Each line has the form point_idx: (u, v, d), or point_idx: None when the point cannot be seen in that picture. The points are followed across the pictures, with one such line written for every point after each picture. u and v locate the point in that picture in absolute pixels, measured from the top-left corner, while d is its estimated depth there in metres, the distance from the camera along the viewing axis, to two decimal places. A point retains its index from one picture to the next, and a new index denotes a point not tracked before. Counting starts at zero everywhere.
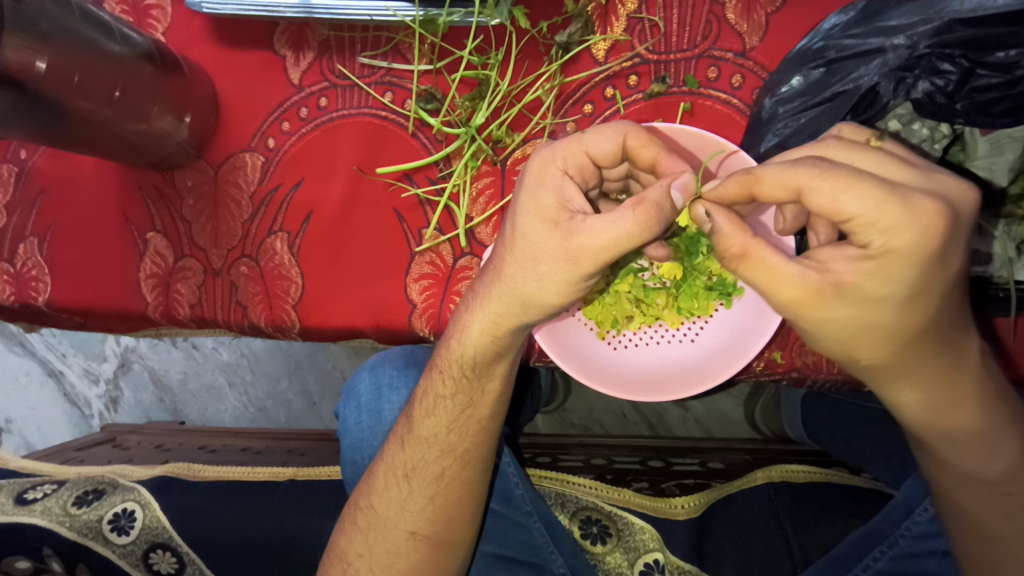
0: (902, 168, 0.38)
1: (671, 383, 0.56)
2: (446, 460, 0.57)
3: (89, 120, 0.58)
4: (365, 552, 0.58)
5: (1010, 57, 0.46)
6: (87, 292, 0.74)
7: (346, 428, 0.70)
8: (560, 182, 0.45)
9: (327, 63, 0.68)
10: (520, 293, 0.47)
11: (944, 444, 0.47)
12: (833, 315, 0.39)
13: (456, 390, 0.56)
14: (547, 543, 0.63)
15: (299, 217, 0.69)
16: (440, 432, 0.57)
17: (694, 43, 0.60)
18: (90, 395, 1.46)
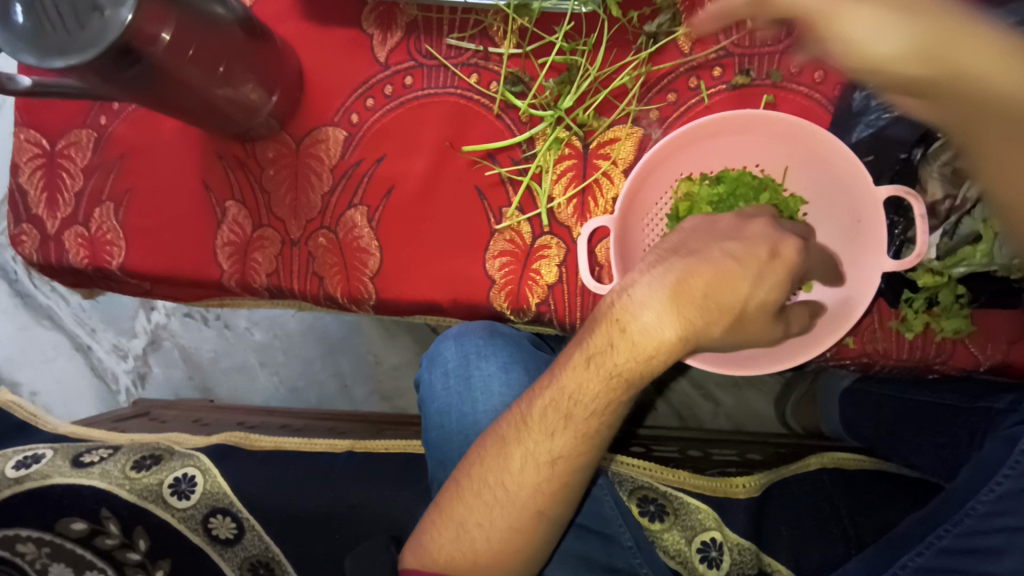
0: None
1: (776, 359, 0.56)
2: (590, 448, 0.52)
3: (192, 86, 0.60)
4: (486, 522, 0.53)
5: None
6: (162, 258, 0.75)
7: (434, 393, 0.73)
8: (766, 238, 0.47)
9: (414, 43, 0.70)
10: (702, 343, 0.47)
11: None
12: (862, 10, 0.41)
13: (578, 402, 0.50)
14: (615, 515, 0.66)
15: (380, 191, 0.71)
16: (574, 445, 0.51)
17: (779, 39, 0.62)
18: (118, 371, 1.46)
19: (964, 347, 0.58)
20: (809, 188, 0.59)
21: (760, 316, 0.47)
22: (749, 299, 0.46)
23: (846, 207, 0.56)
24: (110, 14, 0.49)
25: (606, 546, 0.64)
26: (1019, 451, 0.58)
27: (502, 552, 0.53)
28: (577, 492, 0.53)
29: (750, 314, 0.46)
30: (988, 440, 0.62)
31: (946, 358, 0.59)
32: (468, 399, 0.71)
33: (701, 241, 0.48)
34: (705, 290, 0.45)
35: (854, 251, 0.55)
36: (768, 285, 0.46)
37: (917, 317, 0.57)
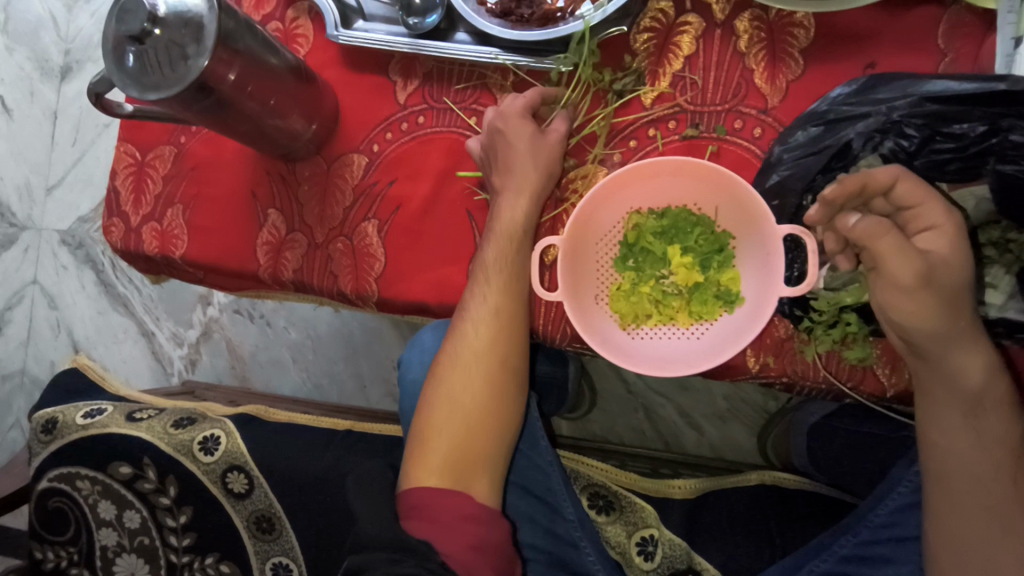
0: (932, 199, 0.58)
1: (696, 361, 0.66)
2: (494, 302, 0.72)
3: (249, 116, 0.77)
4: (452, 402, 0.74)
5: (962, 130, 0.58)
6: (214, 251, 0.91)
7: (409, 368, 0.92)
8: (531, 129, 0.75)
9: (428, 91, 0.86)
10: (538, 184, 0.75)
11: (972, 404, 0.60)
12: (926, 299, 0.57)
13: (495, 281, 0.73)
14: (561, 489, 0.79)
15: (389, 208, 0.85)
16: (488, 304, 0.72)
17: (726, 99, 0.74)
18: (173, 356, 1.66)
19: (873, 373, 0.66)
20: (736, 227, 0.69)
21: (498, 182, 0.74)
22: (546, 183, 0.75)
23: (759, 243, 0.66)
24: (191, 62, 0.66)
25: (550, 514, 0.79)
26: (914, 472, 0.68)
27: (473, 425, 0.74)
28: (502, 345, 0.74)
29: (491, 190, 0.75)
30: (896, 463, 0.72)
31: (857, 383, 0.67)
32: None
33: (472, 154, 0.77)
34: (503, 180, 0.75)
35: (764, 282, 0.65)
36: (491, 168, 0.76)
37: (826, 341, 0.66)
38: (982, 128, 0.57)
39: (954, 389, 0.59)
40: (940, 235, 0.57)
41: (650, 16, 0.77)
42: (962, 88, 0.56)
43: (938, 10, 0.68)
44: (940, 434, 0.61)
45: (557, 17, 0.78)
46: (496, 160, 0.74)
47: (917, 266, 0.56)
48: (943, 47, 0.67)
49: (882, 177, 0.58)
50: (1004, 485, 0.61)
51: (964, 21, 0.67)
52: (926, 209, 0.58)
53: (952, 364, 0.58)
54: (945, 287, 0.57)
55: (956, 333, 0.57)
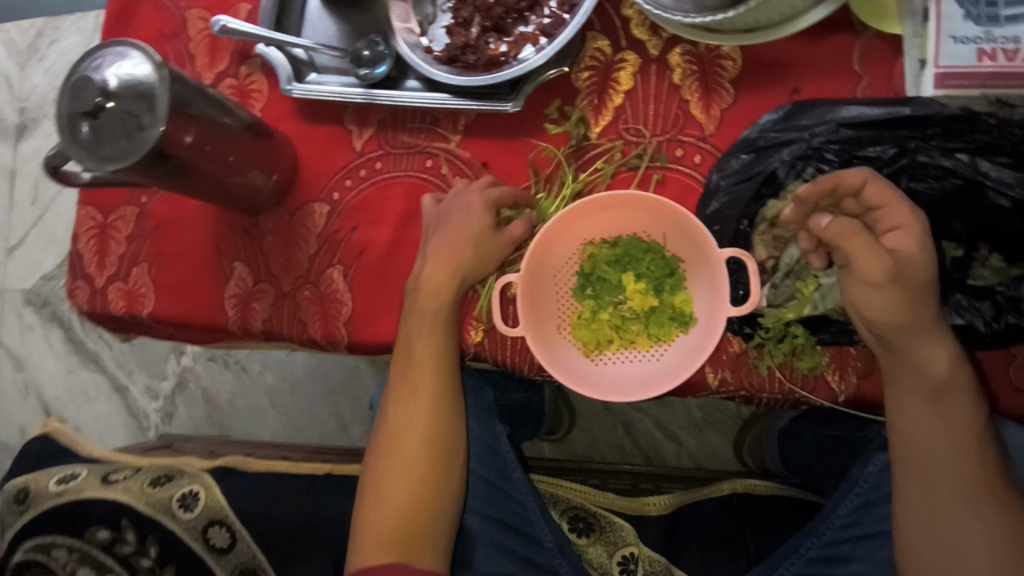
0: (901, 198, 0.61)
1: (647, 389, 0.69)
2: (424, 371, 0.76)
3: (208, 175, 0.78)
4: (391, 472, 0.76)
5: (876, 153, 0.67)
6: (182, 307, 0.92)
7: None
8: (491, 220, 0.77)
9: (383, 137, 0.89)
10: (476, 268, 0.76)
11: (938, 394, 0.63)
12: (897, 294, 0.60)
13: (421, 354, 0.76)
14: (537, 517, 0.82)
15: (353, 253, 0.87)
16: (421, 373, 0.76)
17: (666, 130, 0.78)
18: (148, 409, 1.64)
19: (824, 382, 0.69)
20: (685, 252, 0.73)
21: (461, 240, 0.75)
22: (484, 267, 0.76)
23: (705, 266, 0.70)
24: (147, 132, 0.68)
25: (529, 544, 0.81)
26: (868, 472, 0.74)
27: (413, 492, 0.75)
28: (437, 408, 0.77)
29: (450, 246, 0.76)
30: (857, 463, 0.76)
31: (811, 392, 0.70)
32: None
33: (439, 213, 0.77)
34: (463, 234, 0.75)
35: (714, 303, 0.69)
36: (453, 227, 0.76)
37: (780, 352, 0.69)
38: (892, 150, 0.67)
39: (920, 377, 0.62)
40: (908, 233, 0.60)
41: (589, 55, 0.81)
42: (873, 113, 0.66)
43: (851, 38, 0.73)
44: (910, 421, 0.64)
45: (501, 62, 0.81)
46: (453, 210, 0.76)
47: (886, 263, 0.59)
48: (859, 71, 0.73)
49: (850, 178, 0.62)
50: (973, 466, 0.64)
51: (875, 46, 0.72)
52: (892, 207, 0.61)
53: (917, 354, 0.62)
54: (913, 282, 0.59)
55: (921, 325, 0.60)
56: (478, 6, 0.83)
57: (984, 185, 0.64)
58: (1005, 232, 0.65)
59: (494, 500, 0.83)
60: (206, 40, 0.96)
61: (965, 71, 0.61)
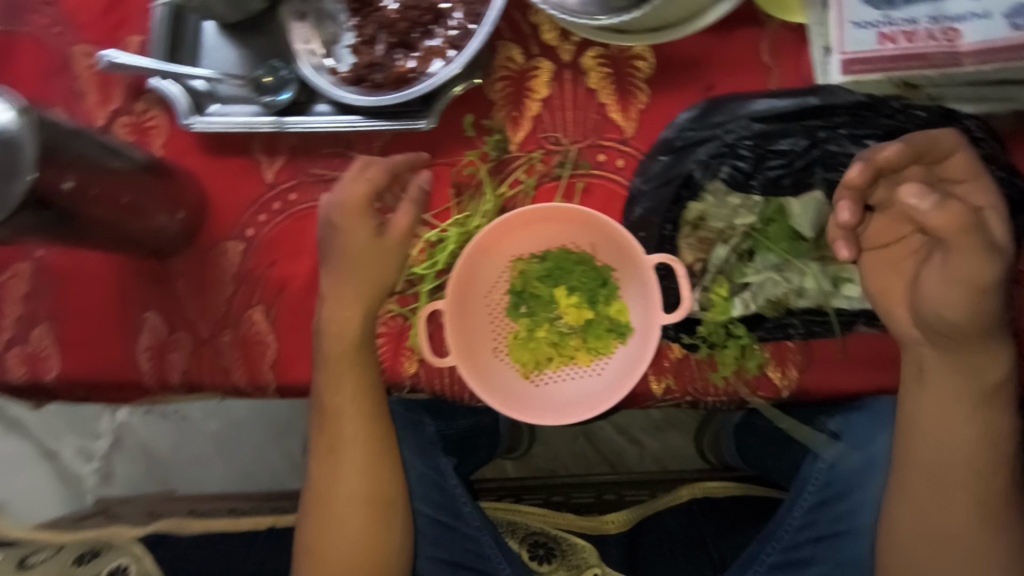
0: (981, 179, 0.60)
1: (583, 409, 0.67)
2: (353, 425, 0.73)
3: (100, 222, 0.72)
4: (326, 531, 0.73)
5: (789, 146, 0.67)
6: (90, 366, 0.84)
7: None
8: (374, 219, 0.73)
9: (295, 166, 0.84)
10: (384, 279, 0.72)
11: (986, 396, 0.62)
12: (987, 299, 0.57)
13: (347, 409, 0.73)
14: (493, 552, 0.80)
15: (274, 291, 0.82)
16: (348, 427, 0.73)
17: (585, 136, 0.76)
18: (83, 472, 1.53)
19: (767, 378, 0.68)
20: (615, 260, 0.70)
21: (362, 259, 0.72)
22: (388, 271, 0.72)
23: (636, 272, 0.68)
24: (14, 185, 0.60)
25: None
26: (819, 469, 0.75)
27: (357, 550, 0.72)
28: (371, 459, 0.74)
29: (356, 270, 0.71)
30: (806, 461, 0.78)
31: (755, 390, 0.68)
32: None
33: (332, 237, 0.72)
34: (359, 259, 0.71)
35: (649, 311, 0.67)
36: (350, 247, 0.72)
37: (733, 358, 0.67)
38: (805, 142, 0.67)
39: (974, 376, 0.61)
40: (996, 216, 0.58)
41: (500, 65, 0.78)
42: (783, 106, 0.65)
43: (758, 30, 0.73)
44: (937, 419, 0.63)
45: (411, 78, 0.78)
46: (348, 234, 0.72)
47: (987, 263, 0.56)
48: (769, 63, 0.72)
49: (945, 140, 0.60)
50: (998, 479, 0.63)
51: (782, 37, 0.72)
52: (989, 185, 0.60)
53: (976, 356, 0.60)
54: (999, 288, 0.57)
55: (990, 329, 0.58)
56: (381, 22, 0.79)
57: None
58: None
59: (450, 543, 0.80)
60: (95, 76, 0.89)
61: (870, 55, 0.62)
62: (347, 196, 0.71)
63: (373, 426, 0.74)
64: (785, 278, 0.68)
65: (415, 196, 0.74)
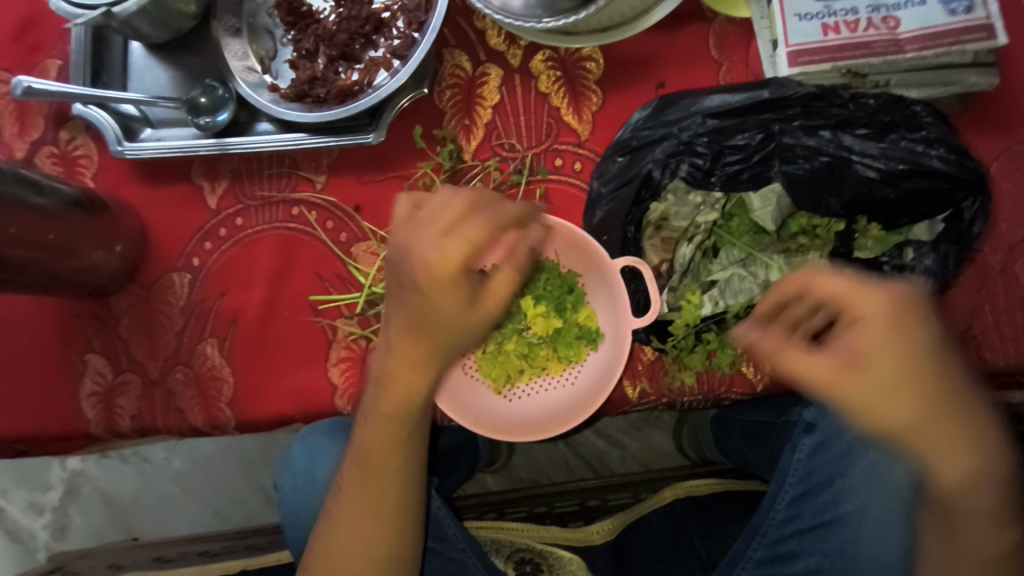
0: (890, 306, 0.48)
1: (563, 423, 0.64)
2: (381, 484, 0.64)
3: (27, 265, 0.66)
4: None
5: (744, 141, 0.63)
6: (29, 419, 0.78)
7: (286, 496, 0.81)
8: (465, 279, 0.54)
9: (239, 189, 0.79)
10: (460, 343, 0.58)
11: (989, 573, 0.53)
12: (963, 463, 0.49)
13: (377, 466, 0.64)
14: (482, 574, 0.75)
15: (226, 323, 0.78)
16: (377, 487, 0.64)
17: (541, 141, 0.74)
18: (36, 527, 1.43)
19: (739, 373, 0.68)
20: (579, 266, 0.69)
21: (468, 332, 0.58)
22: (463, 341, 0.58)
23: (601, 277, 0.66)
24: None
25: None
26: (796, 460, 0.73)
27: None
28: (398, 520, 0.65)
29: (460, 337, 0.58)
30: (784, 452, 0.75)
31: (728, 386, 0.68)
32: (315, 491, 0.80)
33: (401, 300, 0.56)
34: (448, 335, 0.57)
35: (619, 315, 0.65)
36: (462, 313, 0.55)
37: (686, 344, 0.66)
38: (760, 136, 0.63)
39: (951, 545, 0.53)
40: (903, 346, 0.48)
41: (449, 73, 0.76)
42: (738, 102, 0.62)
43: (704, 26, 0.72)
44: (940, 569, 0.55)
45: (355, 91, 0.74)
46: (443, 297, 0.54)
47: (890, 411, 0.47)
48: (717, 58, 0.72)
49: (832, 285, 0.50)
50: None
51: (728, 31, 0.72)
52: (880, 326, 0.48)
53: (956, 513, 0.52)
54: (931, 440, 0.48)
55: (987, 476, 0.50)
56: (320, 34, 0.76)
57: (850, 159, 0.63)
58: (874, 200, 0.64)
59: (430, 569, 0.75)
60: (12, 104, 0.82)
61: (814, 46, 0.64)
62: (439, 259, 0.52)
63: (403, 483, 0.65)
64: (750, 273, 0.69)
65: (516, 255, 0.57)
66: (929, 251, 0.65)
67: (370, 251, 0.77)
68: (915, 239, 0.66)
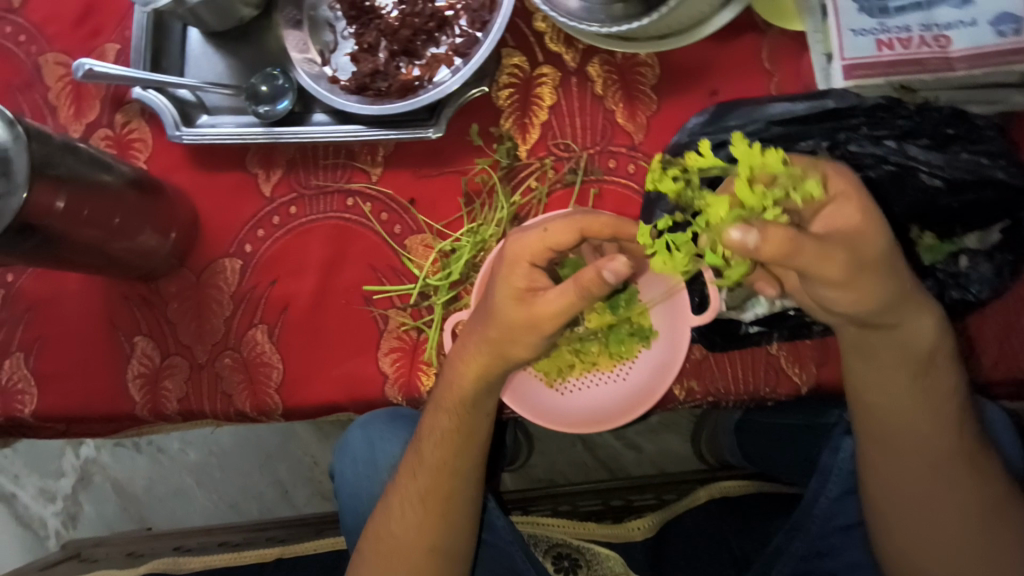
0: (843, 189, 0.52)
1: (601, 423, 0.69)
2: (440, 480, 0.67)
3: (90, 243, 0.67)
4: None
5: (808, 147, 0.69)
6: (75, 399, 0.78)
7: (346, 479, 0.84)
8: (527, 269, 0.58)
9: (294, 179, 0.80)
10: (513, 350, 0.61)
11: (927, 369, 0.63)
12: (862, 292, 0.55)
13: (431, 459, 0.67)
14: (528, 567, 0.75)
15: (277, 309, 0.79)
16: (439, 482, 0.67)
17: (596, 142, 0.77)
18: (46, 515, 1.42)
19: (786, 374, 0.70)
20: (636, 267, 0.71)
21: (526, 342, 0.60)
22: (528, 344, 0.60)
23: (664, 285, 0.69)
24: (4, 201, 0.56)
25: None
26: (841, 459, 0.74)
27: None
28: (454, 517, 0.68)
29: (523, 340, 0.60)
30: (824, 452, 0.77)
31: (774, 387, 0.70)
32: (376, 476, 0.82)
33: (489, 288, 0.61)
34: (504, 334, 0.60)
35: (676, 318, 0.68)
36: (519, 311, 0.59)
37: (774, 202, 0.50)
38: (825, 144, 0.69)
39: (892, 336, 0.61)
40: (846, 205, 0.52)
41: (506, 73, 0.78)
42: (799, 110, 0.68)
43: (758, 37, 0.75)
44: (888, 398, 0.65)
45: (415, 86, 0.76)
46: (504, 286, 0.58)
47: (835, 258, 0.51)
48: (769, 69, 0.74)
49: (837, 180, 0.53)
50: (952, 437, 0.65)
51: (782, 43, 0.74)
52: (855, 203, 0.52)
53: (902, 336, 0.61)
54: (861, 279, 0.54)
55: (909, 299, 0.58)
56: (382, 29, 0.78)
57: (916, 169, 0.68)
58: (941, 210, 0.68)
59: (481, 559, 0.77)
60: (69, 87, 0.84)
61: (868, 61, 0.65)
62: (515, 246, 0.58)
63: (460, 479, 0.67)
64: None
65: (586, 283, 0.55)
66: (983, 257, 0.68)
67: (424, 243, 0.78)
68: (967, 248, 0.69)
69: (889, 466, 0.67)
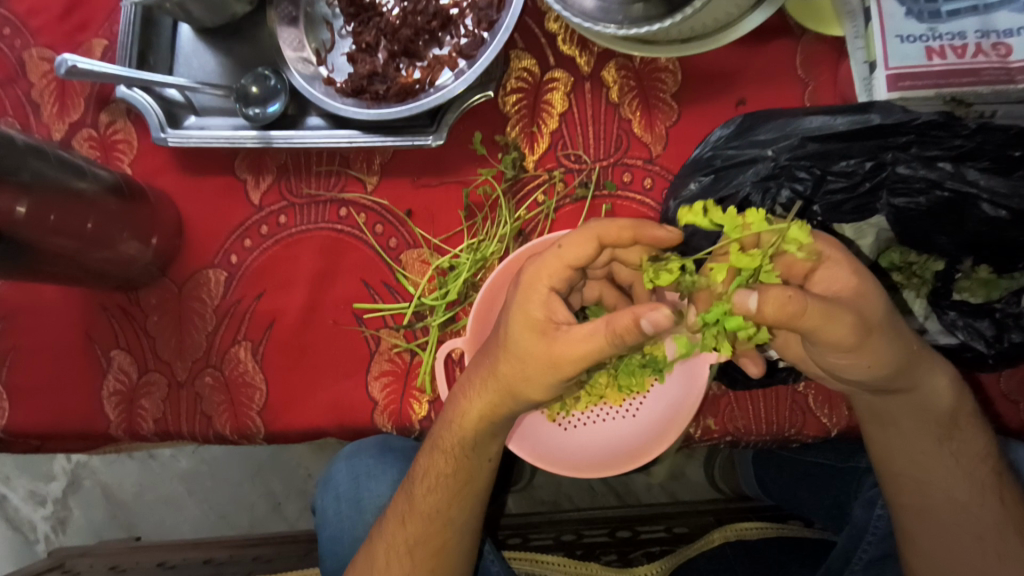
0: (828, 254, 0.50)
1: (608, 468, 0.64)
2: (432, 529, 0.61)
3: (61, 253, 0.62)
4: None
5: (850, 167, 0.60)
6: (47, 414, 0.74)
7: (326, 520, 0.78)
8: (544, 294, 0.51)
9: (285, 186, 0.75)
10: (523, 389, 0.53)
11: (950, 428, 0.58)
12: (876, 362, 0.50)
13: (422, 505, 0.61)
14: None
15: (262, 325, 0.73)
16: (430, 527, 0.61)
17: (610, 153, 0.71)
18: (34, 519, 1.38)
19: (814, 416, 0.63)
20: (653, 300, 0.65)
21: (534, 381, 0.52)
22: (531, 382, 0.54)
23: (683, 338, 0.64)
24: None
25: None
26: (877, 516, 0.68)
27: None
28: (444, 565, 0.62)
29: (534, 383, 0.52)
30: (856, 504, 0.71)
31: (800, 428, 0.64)
32: (357, 515, 0.76)
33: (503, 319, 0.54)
34: (515, 369, 0.52)
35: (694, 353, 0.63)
36: (534, 346, 0.51)
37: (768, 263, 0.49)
38: (868, 164, 0.59)
39: (908, 401, 0.56)
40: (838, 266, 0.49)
41: (515, 77, 0.72)
42: (841, 127, 0.58)
43: (791, 43, 0.68)
44: (914, 464, 0.59)
45: (416, 90, 0.70)
46: (522, 312, 0.52)
47: (847, 320, 0.46)
48: (804, 77, 0.68)
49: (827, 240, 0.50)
50: (988, 507, 0.59)
51: (816, 49, 0.68)
52: (845, 270, 0.49)
53: (921, 398, 0.56)
54: (874, 345, 0.48)
55: (922, 362, 0.53)
56: (382, 28, 0.72)
57: (975, 197, 0.58)
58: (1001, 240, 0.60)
59: None
60: (53, 83, 0.79)
61: (916, 71, 0.58)
62: (537, 268, 0.52)
63: (453, 527, 0.62)
64: None
65: (620, 329, 0.46)
66: None
67: (420, 259, 0.73)
68: None
69: (934, 541, 0.59)
